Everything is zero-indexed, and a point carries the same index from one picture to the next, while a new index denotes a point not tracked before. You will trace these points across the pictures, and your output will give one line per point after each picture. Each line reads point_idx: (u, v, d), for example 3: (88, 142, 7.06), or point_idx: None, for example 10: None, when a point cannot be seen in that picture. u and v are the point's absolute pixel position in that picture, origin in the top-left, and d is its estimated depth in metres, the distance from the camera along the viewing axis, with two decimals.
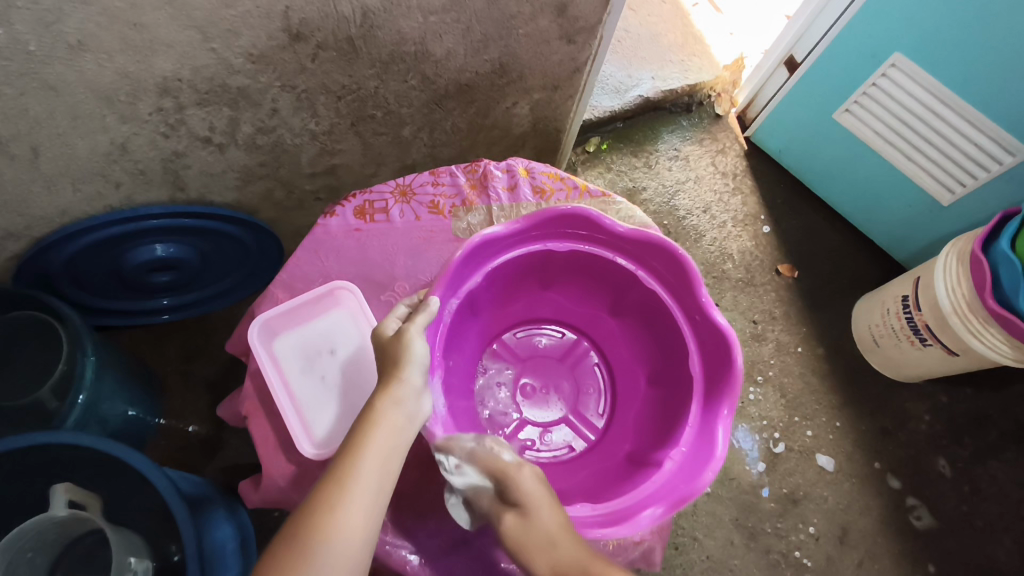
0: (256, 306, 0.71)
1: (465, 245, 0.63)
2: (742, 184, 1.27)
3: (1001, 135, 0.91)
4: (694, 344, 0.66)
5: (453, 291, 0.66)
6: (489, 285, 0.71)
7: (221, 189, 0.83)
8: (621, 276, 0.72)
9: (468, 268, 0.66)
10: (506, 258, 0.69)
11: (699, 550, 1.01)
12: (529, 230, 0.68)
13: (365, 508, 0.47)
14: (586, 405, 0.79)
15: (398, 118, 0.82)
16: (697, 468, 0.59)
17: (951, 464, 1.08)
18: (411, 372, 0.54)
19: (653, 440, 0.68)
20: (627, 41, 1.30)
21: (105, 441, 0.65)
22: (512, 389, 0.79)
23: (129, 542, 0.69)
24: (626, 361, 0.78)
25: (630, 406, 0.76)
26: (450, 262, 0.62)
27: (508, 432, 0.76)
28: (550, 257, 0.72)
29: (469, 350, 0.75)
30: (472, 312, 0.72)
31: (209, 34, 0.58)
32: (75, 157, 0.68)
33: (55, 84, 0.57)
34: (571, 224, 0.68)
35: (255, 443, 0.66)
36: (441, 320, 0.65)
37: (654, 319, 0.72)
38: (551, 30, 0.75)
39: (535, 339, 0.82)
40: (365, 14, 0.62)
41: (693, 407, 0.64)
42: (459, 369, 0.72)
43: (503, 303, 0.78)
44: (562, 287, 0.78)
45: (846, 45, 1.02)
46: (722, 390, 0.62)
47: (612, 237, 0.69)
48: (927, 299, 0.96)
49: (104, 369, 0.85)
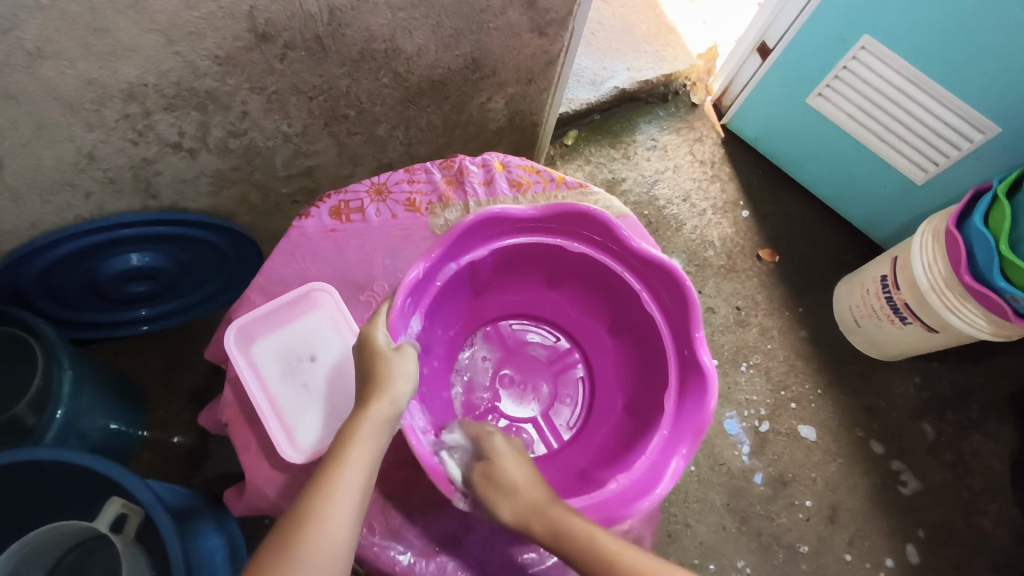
0: (232, 313, 0.71)
1: (477, 212, 0.64)
2: (720, 171, 1.28)
3: (971, 115, 0.92)
4: (676, 380, 0.66)
5: (454, 255, 0.67)
6: (490, 263, 0.72)
7: (194, 196, 0.82)
8: (625, 292, 0.71)
9: (476, 238, 0.67)
10: (512, 242, 0.70)
11: (691, 536, 1.02)
12: (546, 219, 0.68)
13: (342, 530, 0.48)
14: (558, 414, 0.79)
15: (372, 117, 0.81)
16: (635, 494, 0.60)
17: (936, 439, 1.09)
18: (399, 385, 0.55)
19: (610, 461, 0.68)
20: (600, 32, 1.30)
21: (84, 457, 0.63)
22: (490, 377, 0.81)
23: (135, 563, 0.67)
24: (610, 382, 0.78)
25: (598, 426, 0.77)
26: (456, 226, 0.64)
27: (481, 415, 0.77)
28: (560, 254, 0.72)
29: (452, 330, 0.77)
30: (469, 288, 0.73)
31: (173, 37, 0.57)
32: (41, 168, 0.66)
33: (15, 93, 0.56)
34: (592, 228, 0.68)
35: (237, 450, 0.65)
36: (433, 281, 0.66)
37: (646, 342, 0.72)
38: (522, 23, 0.75)
39: (527, 335, 0.83)
40: (332, 12, 0.62)
41: (655, 437, 0.63)
42: (441, 340, 0.74)
43: (502, 291, 0.79)
44: (567, 289, 0.78)
45: (817, 31, 1.03)
46: (691, 430, 0.61)
47: (626, 252, 0.68)
48: (905, 278, 0.97)
49: (83, 382, 0.84)
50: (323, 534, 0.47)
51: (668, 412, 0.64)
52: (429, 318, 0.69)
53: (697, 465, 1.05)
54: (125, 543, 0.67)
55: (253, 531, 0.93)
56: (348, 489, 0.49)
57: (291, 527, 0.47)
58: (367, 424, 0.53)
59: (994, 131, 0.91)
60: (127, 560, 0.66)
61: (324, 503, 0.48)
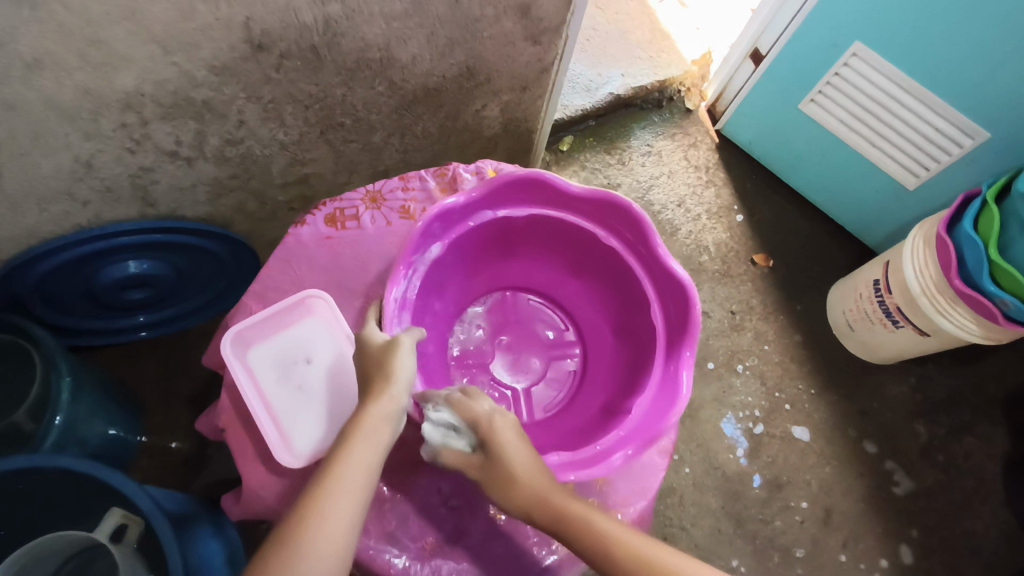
0: (229, 319, 0.71)
1: (530, 171, 0.68)
2: (714, 177, 1.28)
3: (961, 120, 0.93)
4: (652, 392, 0.66)
5: (497, 204, 0.71)
6: (525, 228, 0.75)
7: (192, 204, 0.83)
8: (638, 298, 0.72)
9: (521, 194, 0.71)
10: (551, 214, 0.72)
11: (687, 540, 1.02)
12: (587, 202, 0.70)
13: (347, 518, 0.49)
14: (539, 395, 0.80)
15: (368, 124, 0.82)
16: (572, 467, 0.61)
17: (929, 442, 1.10)
18: (399, 383, 0.57)
19: (571, 442, 0.69)
20: (594, 39, 1.31)
21: (84, 463, 0.64)
22: (491, 336, 0.82)
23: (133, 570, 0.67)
24: (595, 383, 0.78)
25: (565, 421, 0.76)
26: (508, 172, 0.68)
27: (473, 366, 0.79)
28: (591, 243, 0.74)
29: (473, 279, 0.80)
30: (496, 243, 0.76)
31: (169, 48, 0.58)
32: (39, 176, 0.67)
33: (14, 103, 0.57)
34: (628, 225, 0.70)
35: (234, 455, 0.66)
36: (473, 217, 0.71)
37: (640, 351, 0.72)
38: (516, 32, 0.76)
39: (540, 313, 0.84)
40: (328, 23, 0.63)
41: (612, 434, 0.64)
42: (457, 284, 0.78)
43: (528, 263, 0.81)
44: (589, 282, 0.79)
45: (809, 37, 1.04)
46: (644, 436, 0.62)
47: (652, 259, 0.70)
48: (897, 281, 0.98)
49: (81, 388, 0.84)
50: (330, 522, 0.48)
51: (631, 417, 0.65)
52: (452, 255, 0.73)
53: (692, 467, 1.06)
54: (124, 553, 0.67)
55: (250, 535, 0.94)
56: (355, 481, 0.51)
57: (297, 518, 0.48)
58: (369, 420, 0.55)
59: (983, 137, 0.92)
60: (126, 568, 0.66)
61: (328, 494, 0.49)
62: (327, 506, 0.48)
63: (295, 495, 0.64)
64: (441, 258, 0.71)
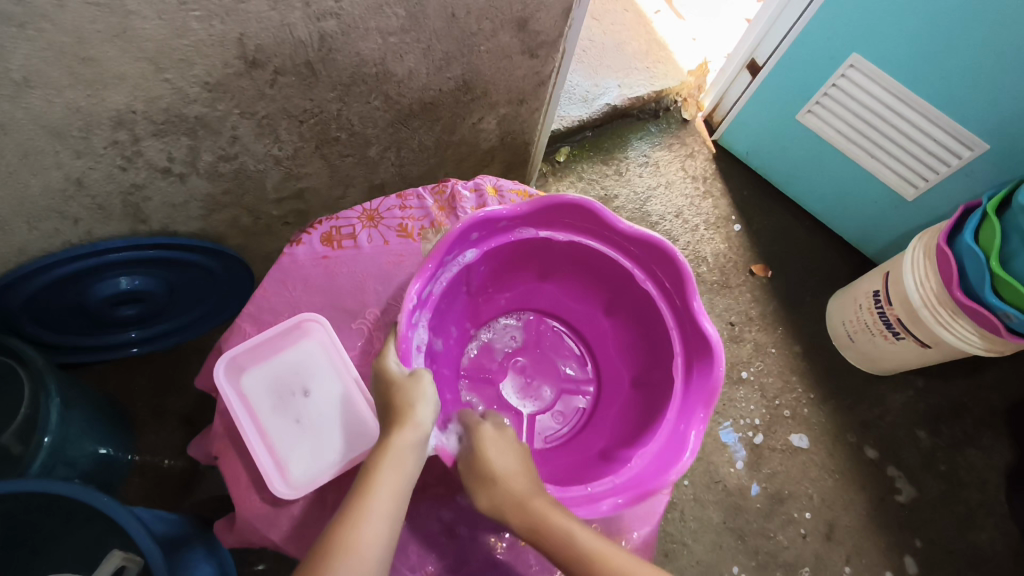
0: (222, 341, 0.70)
1: (576, 197, 0.66)
2: (712, 187, 1.28)
3: (960, 131, 0.93)
4: (656, 447, 0.63)
5: (537, 224, 0.70)
6: (564, 255, 0.73)
7: (185, 220, 0.81)
8: (664, 348, 0.69)
9: (568, 221, 0.70)
10: (590, 244, 0.70)
11: (688, 556, 1.01)
12: (634, 243, 0.68)
13: (372, 555, 0.47)
14: (543, 425, 0.78)
15: (364, 138, 0.81)
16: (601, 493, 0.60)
17: (930, 454, 1.09)
18: (422, 413, 0.56)
19: (570, 478, 0.67)
20: (591, 50, 1.31)
21: (87, 492, 0.62)
22: (509, 353, 0.81)
23: None
24: (601, 427, 0.76)
25: (560, 457, 0.74)
26: (555, 194, 0.66)
27: (488, 379, 0.79)
28: (626, 281, 0.72)
29: (503, 295, 0.79)
30: (526, 262, 0.75)
31: (162, 65, 0.57)
32: (29, 194, 0.65)
33: (2, 122, 0.55)
34: (669, 274, 0.68)
35: (227, 482, 0.64)
36: (510, 234, 0.69)
37: (653, 403, 0.69)
38: (513, 45, 0.75)
39: (562, 343, 0.82)
40: (323, 38, 0.62)
41: (607, 480, 0.61)
42: (480, 298, 0.77)
43: (558, 289, 0.80)
44: (621, 323, 0.77)
45: (807, 48, 1.03)
46: (637, 489, 0.60)
47: (686, 313, 0.67)
48: (897, 293, 0.97)
49: (71, 409, 0.82)
50: (354, 560, 0.46)
51: (629, 466, 0.62)
52: (487, 265, 0.72)
53: (692, 480, 1.05)
54: None
55: (244, 557, 0.92)
56: (379, 515, 0.49)
57: (321, 556, 0.46)
58: (392, 452, 0.53)
59: (982, 147, 0.91)
60: None
61: (351, 531, 0.47)
62: (352, 544, 0.47)
63: (291, 522, 0.62)
64: (475, 264, 0.70)
